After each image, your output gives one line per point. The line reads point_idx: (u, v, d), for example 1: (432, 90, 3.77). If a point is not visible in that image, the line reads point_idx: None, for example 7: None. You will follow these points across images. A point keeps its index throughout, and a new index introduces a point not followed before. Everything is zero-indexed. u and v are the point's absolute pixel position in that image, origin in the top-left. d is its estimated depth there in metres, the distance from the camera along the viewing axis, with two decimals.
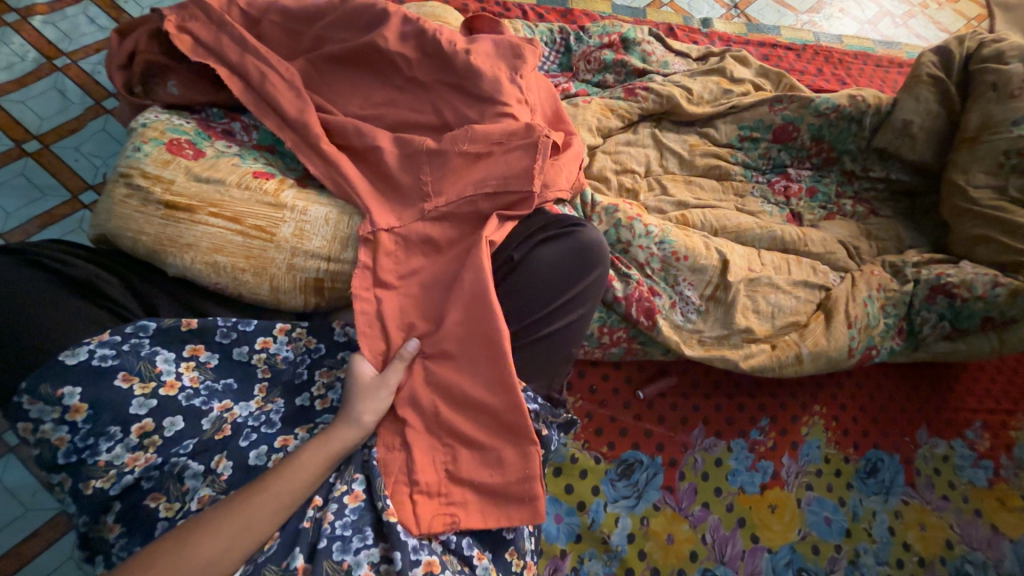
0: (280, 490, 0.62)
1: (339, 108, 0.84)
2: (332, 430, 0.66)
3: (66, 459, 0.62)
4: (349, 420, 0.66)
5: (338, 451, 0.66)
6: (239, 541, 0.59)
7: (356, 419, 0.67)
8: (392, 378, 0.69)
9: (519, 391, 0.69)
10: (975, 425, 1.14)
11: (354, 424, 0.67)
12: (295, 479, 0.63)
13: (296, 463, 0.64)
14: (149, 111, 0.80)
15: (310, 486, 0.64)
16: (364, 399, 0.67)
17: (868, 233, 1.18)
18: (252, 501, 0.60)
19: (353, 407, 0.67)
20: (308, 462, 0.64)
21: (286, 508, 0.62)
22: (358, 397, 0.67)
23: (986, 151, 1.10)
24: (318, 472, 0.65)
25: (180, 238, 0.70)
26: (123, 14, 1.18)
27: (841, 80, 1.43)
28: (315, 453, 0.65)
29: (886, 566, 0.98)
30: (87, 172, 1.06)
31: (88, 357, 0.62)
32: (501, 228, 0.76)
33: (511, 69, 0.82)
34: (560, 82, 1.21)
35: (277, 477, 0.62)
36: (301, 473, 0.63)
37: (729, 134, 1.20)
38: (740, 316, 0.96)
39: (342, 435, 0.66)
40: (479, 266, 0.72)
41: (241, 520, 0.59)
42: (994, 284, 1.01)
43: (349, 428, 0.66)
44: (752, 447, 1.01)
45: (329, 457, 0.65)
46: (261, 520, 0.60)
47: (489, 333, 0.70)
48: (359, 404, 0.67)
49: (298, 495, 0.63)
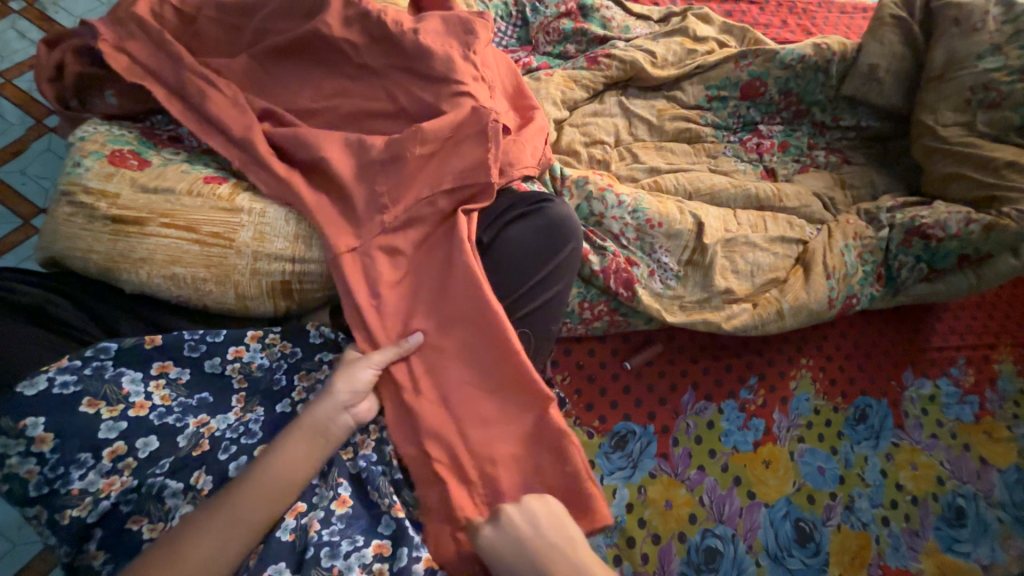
0: (269, 476, 0.61)
1: (288, 104, 0.79)
2: (313, 410, 0.65)
3: (38, 491, 0.60)
4: (330, 399, 0.65)
5: (325, 432, 0.65)
6: (234, 534, 0.59)
7: (339, 399, 0.65)
8: (379, 356, 0.68)
9: (540, 383, 0.69)
10: (958, 361, 1.17)
11: (338, 403, 0.65)
12: (283, 466, 0.62)
13: (285, 455, 0.62)
14: (87, 123, 0.76)
15: (303, 472, 0.63)
16: (348, 379, 0.66)
17: (843, 182, 1.18)
18: (240, 493, 0.60)
19: (334, 386, 0.65)
20: (293, 448, 0.63)
21: (282, 494, 0.62)
22: (342, 377, 0.66)
23: (952, 89, 1.10)
24: (309, 457, 0.63)
25: (133, 253, 0.67)
26: (53, 25, 1.11)
27: (806, 30, 1.40)
28: (300, 438, 0.63)
29: (881, 508, 1.00)
30: (37, 195, 1.01)
31: (48, 386, 0.60)
32: (471, 224, 0.74)
33: (464, 45, 0.78)
34: (520, 57, 1.18)
35: (261, 466, 0.61)
36: (287, 458, 0.62)
37: (697, 95, 1.18)
38: (720, 278, 0.96)
39: (325, 416, 0.65)
40: (466, 270, 0.70)
41: (232, 511, 0.59)
42: (968, 222, 1.01)
43: (332, 408, 0.65)
44: (742, 406, 1.02)
45: (315, 440, 0.64)
46: (254, 509, 0.60)
47: (479, 325, 0.70)
48: (343, 380, 0.66)
49: (290, 482, 0.62)
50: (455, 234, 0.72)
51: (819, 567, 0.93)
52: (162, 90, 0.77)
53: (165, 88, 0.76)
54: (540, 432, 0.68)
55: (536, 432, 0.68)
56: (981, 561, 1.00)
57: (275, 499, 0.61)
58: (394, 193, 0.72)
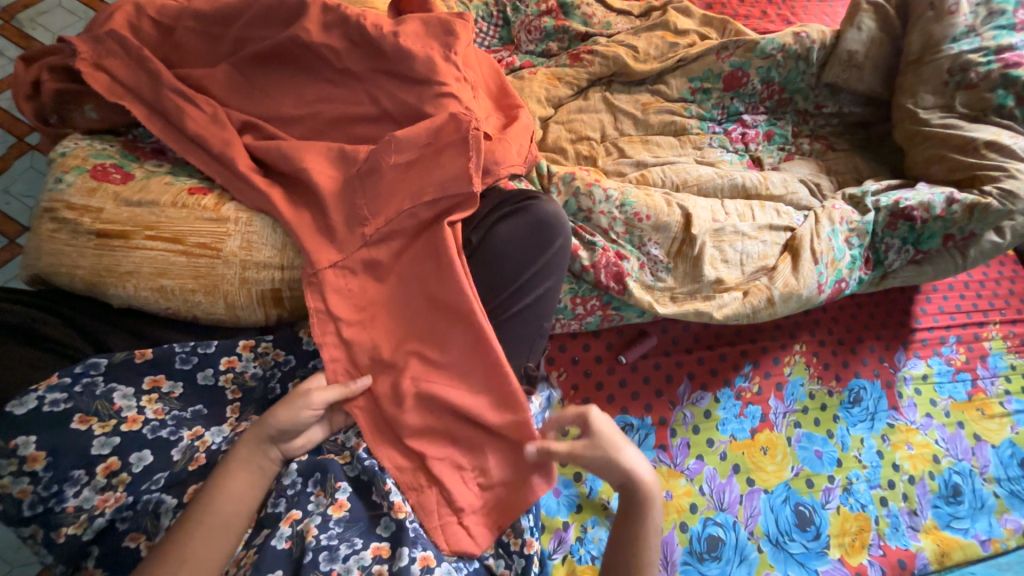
0: (206, 517, 0.59)
1: (270, 111, 0.78)
2: (241, 442, 0.64)
3: (32, 510, 0.60)
4: (259, 432, 0.64)
5: (259, 462, 0.64)
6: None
7: (270, 432, 0.64)
8: (319, 398, 0.66)
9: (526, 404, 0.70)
10: (948, 340, 1.18)
11: (267, 436, 0.64)
12: (220, 506, 0.60)
13: (223, 490, 0.61)
14: (68, 138, 0.75)
15: (245, 505, 0.62)
16: (280, 408, 0.65)
17: (828, 168, 1.19)
18: (186, 540, 0.58)
19: (265, 419, 0.64)
20: (228, 484, 0.62)
21: (223, 532, 0.60)
22: (274, 407, 0.65)
23: (930, 72, 1.12)
24: (247, 491, 0.62)
25: (119, 266, 0.66)
26: (32, 42, 1.10)
27: (786, 19, 1.42)
28: (235, 474, 0.62)
29: (878, 489, 1.01)
30: (21, 214, 1.01)
31: (37, 404, 0.60)
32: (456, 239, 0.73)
33: (444, 46, 0.77)
34: (503, 57, 1.18)
35: (195, 510, 0.60)
36: (223, 497, 0.61)
37: (680, 87, 1.18)
38: (709, 268, 0.96)
39: (257, 448, 0.64)
40: (457, 283, 0.70)
41: (173, 559, 0.57)
42: (950, 202, 1.02)
43: (261, 440, 0.64)
44: (738, 394, 1.02)
45: (251, 473, 0.63)
46: (200, 558, 0.58)
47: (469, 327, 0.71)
48: (277, 413, 0.64)
49: (232, 519, 0.61)
50: (439, 239, 0.72)
51: (819, 551, 0.94)
52: (141, 102, 0.76)
53: (146, 100, 0.76)
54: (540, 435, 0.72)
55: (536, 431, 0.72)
56: (978, 536, 1.02)
57: (218, 537, 0.59)
58: (373, 208, 0.72)
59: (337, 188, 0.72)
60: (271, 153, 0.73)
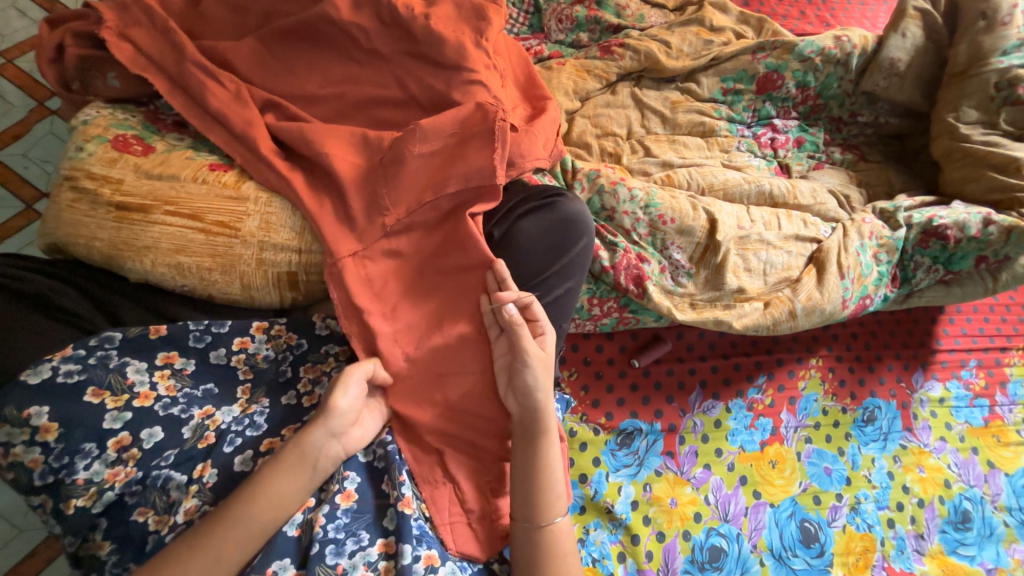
0: (254, 510, 0.59)
1: (293, 90, 0.75)
2: (302, 438, 0.62)
3: (43, 480, 0.60)
4: (324, 427, 0.63)
5: (315, 460, 0.63)
6: (211, 573, 0.57)
7: (334, 427, 0.64)
8: (376, 377, 0.68)
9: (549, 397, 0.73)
10: (969, 364, 1.16)
11: (332, 431, 0.64)
12: (267, 501, 0.60)
13: (272, 485, 0.60)
14: (90, 107, 0.74)
15: (291, 503, 0.61)
16: (341, 397, 0.64)
17: (858, 180, 1.16)
18: (228, 529, 0.58)
19: (330, 413, 0.63)
20: (280, 479, 0.61)
21: (264, 528, 0.59)
22: (337, 396, 0.64)
23: (975, 86, 1.08)
24: (297, 488, 0.61)
25: (136, 240, 0.65)
26: (56, 4, 1.09)
27: (825, 21, 1.37)
28: (288, 471, 0.61)
29: (886, 511, 1.00)
30: (40, 179, 1.00)
31: (52, 374, 0.60)
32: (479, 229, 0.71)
33: (476, 31, 0.74)
34: (531, 45, 1.15)
35: (243, 501, 0.59)
36: (272, 492, 0.60)
37: (712, 87, 1.14)
38: (732, 276, 0.94)
39: (317, 445, 0.63)
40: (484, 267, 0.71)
41: (212, 547, 0.57)
42: (986, 223, 0.99)
43: (324, 436, 0.63)
44: (750, 406, 1.01)
45: (304, 471, 0.62)
46: (236, 548, 0.58)
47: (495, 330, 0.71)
48: (342, 407, 0.64)
49: (275, 516, 0.60)
50: (461, 233, 0.70)
51: (821, 568, 0.93)
52: (164, 75, 0.74)
53: (169, 73, 0.74)
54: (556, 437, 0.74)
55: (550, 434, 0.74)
56: (985, 565, 1.00)
57: (258, 531, 0.59)
58: (395, 196, 0.70)
59: (359, 174, 0.71)
60: (293, 134, 0.72)
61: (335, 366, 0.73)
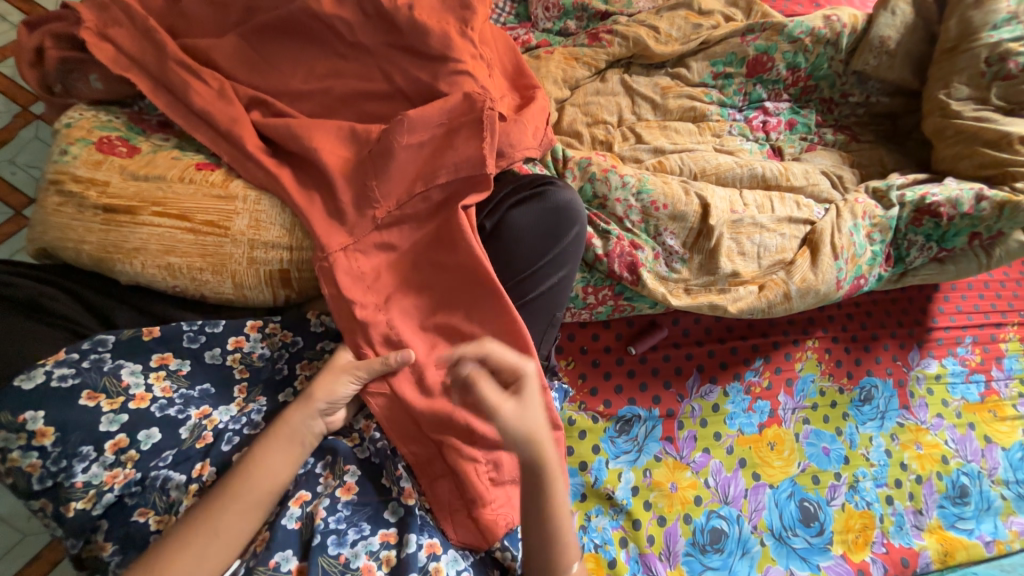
0: (243, 487, 0.60)
1: (278, 86, 0.75)
2: (287, 416, 0.64)
3: (42, 484, 0.60)
4: (307, 406, 0.64)
5: (300, 438, 0.64)
6: (209, 550, 0.58)
7: (318, 406, 0.65)
8: (365, 369, 0.68)
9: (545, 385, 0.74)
10: (964, 341, 1.16)
11: (316, 410, 0.65)
12: (256, 480, 0.61)
13: (258, 464, 0.61)
14: (72, 109, 0.73)
15: (278, 481, 0.62)
16: (324, 377, 0.66)
17: (851, 161, 1.16)
18: (219, 507, 0.59)
19: (313, 393, 0.65)
20: (267, 458, 0.62)
21: (255, 506, 0.60)
22: (319, 377, 0.66)
23: (966, 62, 1.07)
24: (284, 466, 0.62)
25: (125, 242, 0.65)
26: (36, 7, 1.07)
27: (815, 1, 1.35)
28: (273, 448, 0.62)
29: (885, 488, 1.01)
30: (28, 186, 1.00)
31: (45, 379, 0.60)
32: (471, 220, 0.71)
33: (461, 20, 0.73)
34: (519, 35, 1.14)
35: (233, 481, 0.60)
36: (260, 471, 0.61)
37: (702, 72, 1.13)
38: (726, 260, 0.94)
39: (301, 423, 0.64)
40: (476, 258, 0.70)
41: (207, 528, 0.58)
42: (979, 199, 0.99)
43: (308, 415, 0.65)
44: (748, 389, 1.01)
45: (291, 448, 0.63)
46: (228, 527, 0.59)
47: (499, 321, 0.71)
48: (325, 386, 0.66)
49: (264, 496, 0.61)
50: (453, 225, 0.70)
51: (822, 546, 0.94)
52: (147, 74, 0.73)
53: (151, 73, 0.73)
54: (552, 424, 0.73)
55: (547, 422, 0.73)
56: (983, 537, 1.01)
57: (248, 509, 0.60)
58: (384, 190, 0.69)
59: (348, 168, 0.70)
60: (280, 130, 0.71)
61: None
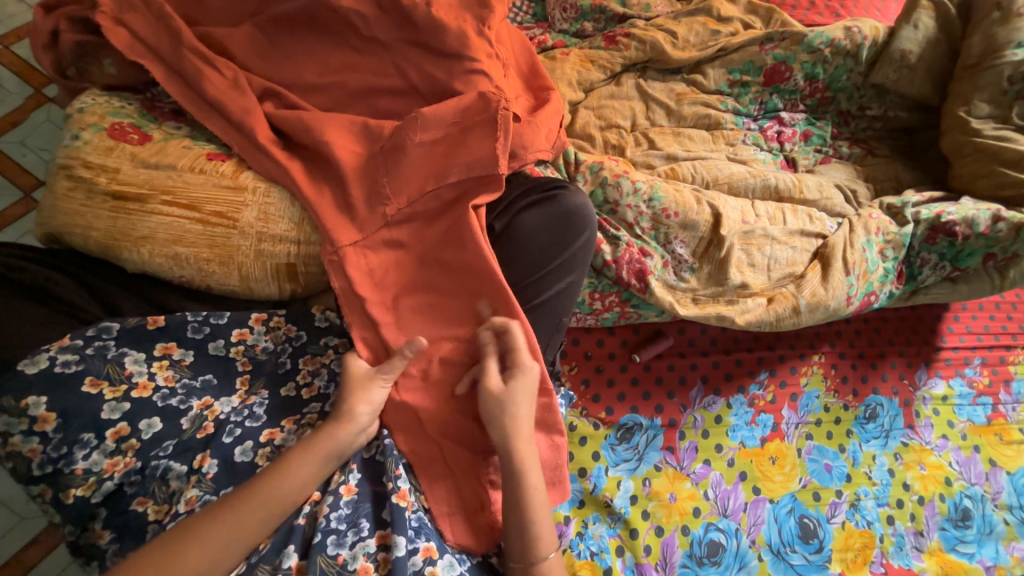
0: (271, 494, 0.60)
1: (291, 78, 0.74)
2: (330, 430, 0.64)
3: (42, 470, 0.60)
4: (351, 422, 0.64)
5: (339, 455, 0.64)
6: (227, 549, 0.58)
7: (360, 422, 0.65)
8: (387, 373, 0.67)
9: (549, 390, 0.73)
10: (973, 362, 1.15)
11: (358, 426, 0.65)
12: (288, 486, 0.61)
13: (289, 470, 0.61)
14: (85, 94, 0.72)
15: (306, 491, 0.62)
16: (367, 390, 0.66)
17: (866, 175, 1.14)
18: (245, 509, 0.59)
19: (356, 407, 0.65)
20: (302, 469, 0.62)
21: (279, 513, 0.60)
22: (361, 389, 0.66)
23: (988, 79, 1.06)
24: (315, 478, 0.63)
25: (133, 230, 0.64)
26: None
27: (835, 11, 1.34)
28: (310, 460, 0.62)
29: (886, 508, 0.99)
30: (37, 168, 1.00)
31: (49, 364, 0.60)
32: (480, 222, 0.70)
33: (478, 19, 0.73)
34: (535, 35, 1.13)
35: (264, 485, 0.60)
36: (293, 479, 0.61)
37: (718, 79, 1.12)
38: (735, 271, 0.93)
39: (342, 439, 0.64)
40: (484, 260, 0.69)
41: (230, 527, 0.58)
42: (995, 219, 0.98)
43: (351, 432, 0.64)
44: (752, 402, 1.00)
45: (326, 463, 0.63)
46: (250, 530, 0.59)
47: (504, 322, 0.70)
48: (366, 401, 0.65)
49: (290, 503, 0.61)
50: (463, 226, 0.69)
51: (820, 564, 0.93)
52: (161, 62, 0.73)
53: (165, 60, 0.73)
54: (554, 430, 0.74)
55: (550, 426, 0.74)
56: (983, 562, 1.00)
57: (273, 515, 0.60)
58: (395, 188, 0.69)
59: (359, 164, 0.70)
60: (293, 122, 0.71)
61: (335, 359, 0.73)
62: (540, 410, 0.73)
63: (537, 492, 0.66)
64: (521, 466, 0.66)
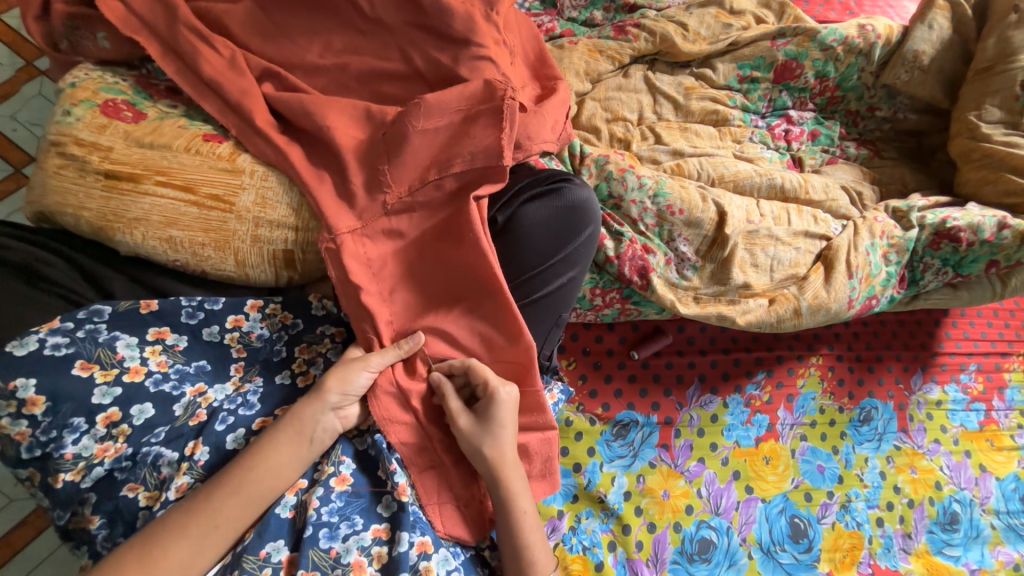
0: (248, 481, 0.60)
1: (292, 58, 0.71)
2: (299, 410, 0.63)
3: (30, 453, 0.59)
4: (319, 401, 0.63)
5: (310, 434, 0.63)
6: (210, 537, 0.58)
7: (330, 400, 0.64)
8: (377, 360, 0.66)
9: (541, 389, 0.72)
10: (968, 367, 1.15)
11: (327, 404, 0.64)
12: (264, 471, 0.60)
13: (262, 456, 0.61)
14: (77, 68, 0.70)
15: (284, 477, 0.62)
16: (337, 369, 0.65)
17: (872, 177, 1.13)
18: (223, 496, 0.59)
19: (324, 385, 0.63)
20: (274, 454, 0.61)
21: (259, 499, 0.60)
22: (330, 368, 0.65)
23: (1001, 83, 1.04)
24: (291, 462, 0.62)
25: (126, 212, 0.62)
26: None
27: (849, 8, 1.31)
28: (281, 446, 0.61)
29: (875, 510, 1.00)
30: (30, 143, 0.97)
31: (38, 347, 0.58)
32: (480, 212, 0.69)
33: (486, 2, 0.70)
34: (542, 22, 1.10)
35: (239, 470, 0.60)
36: (268, 463, 0.61)
37: (728, 74, 1.09)
38: (738, 271, 0.92)
39: (312, 418, 0.63)
40: (482, 253, 0.68)
41: (208, 518, 0.58)
42: (1001, 227, 0.97)
43: (320, 409, 0.63)
44: (747, 402, 1.01)
45: (301, 445, 0.63)
46: (228, 518, 0.59)
47: (502, 316, 0.70)
48: (334, 381, 0.64)
49: (267, 490, 0.61)
50: (464, 217, 0.68)
51: (808, 563, 0.94)
52: (157, 38, 0.70)
53: (161, 37, 0.70)
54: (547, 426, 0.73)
55: (543, 423, 0.73)
56: (969, 565, 1.02)
57: (250, 505, 0.60)
58: (396, 177, 0.67)
59: (361, 151, 0.68)
60: (292, 106, 0.68)
61: (332, 349, 0.72)
62: (535, 407, 0.73)
63: (524, 513, 0.67)
64: (508, 491, 0.67)
